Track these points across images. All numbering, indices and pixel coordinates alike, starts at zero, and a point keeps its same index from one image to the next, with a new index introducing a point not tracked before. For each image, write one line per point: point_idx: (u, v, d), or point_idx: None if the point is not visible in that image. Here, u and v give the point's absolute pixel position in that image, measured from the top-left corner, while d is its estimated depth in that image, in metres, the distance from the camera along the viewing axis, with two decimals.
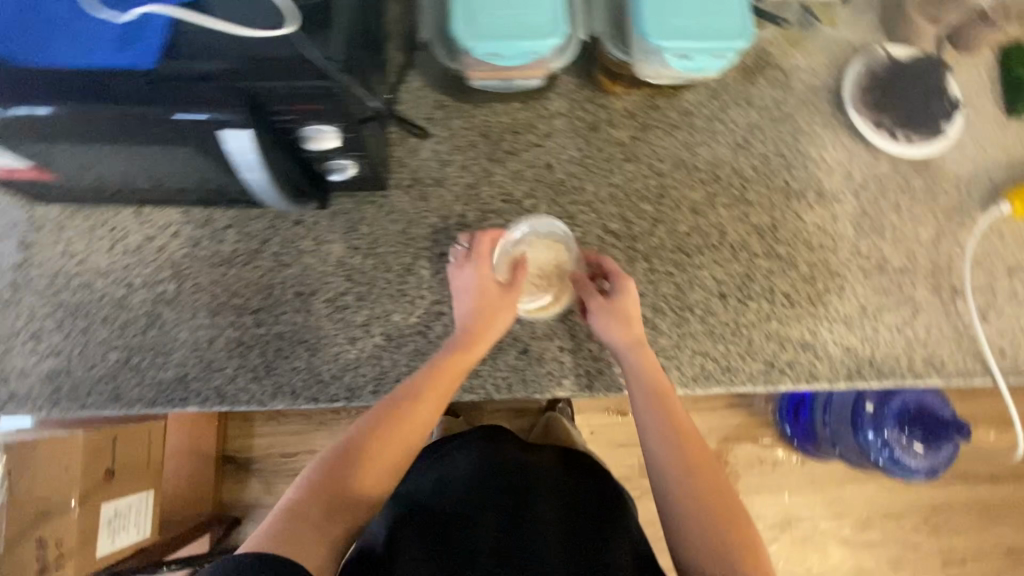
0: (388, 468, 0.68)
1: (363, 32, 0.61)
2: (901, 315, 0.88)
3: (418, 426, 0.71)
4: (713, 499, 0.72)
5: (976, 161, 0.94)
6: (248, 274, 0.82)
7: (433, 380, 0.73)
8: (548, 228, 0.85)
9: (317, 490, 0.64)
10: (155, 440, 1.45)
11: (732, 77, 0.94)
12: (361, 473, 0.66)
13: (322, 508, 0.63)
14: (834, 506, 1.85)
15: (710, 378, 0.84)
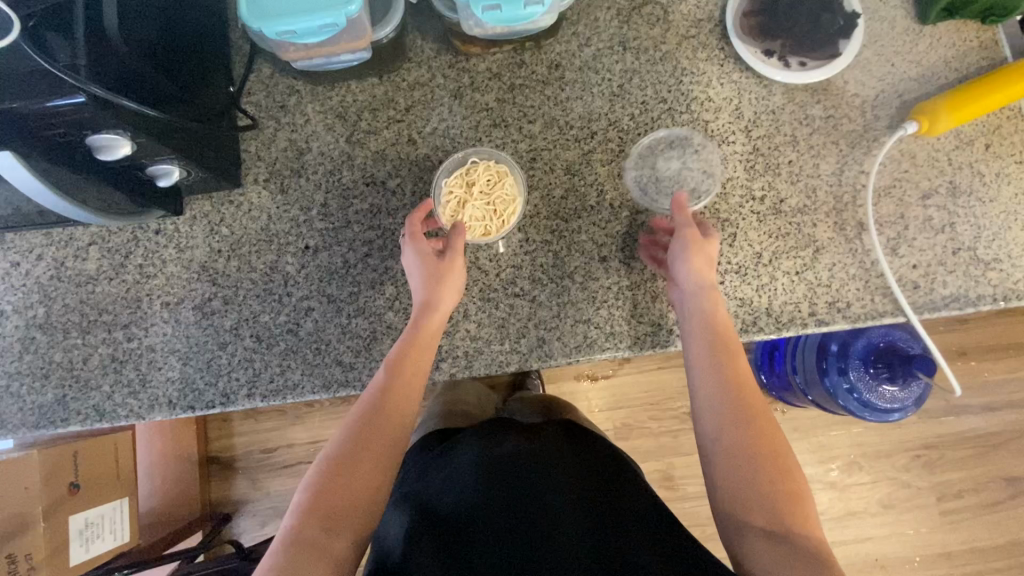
0: (379, 464, 0.64)
1: (130, 31, 0.57)
2: (801, 258, 0.81)
3: (398, 413, 0.67)
4: (775, 466, 0.60)
5: (880, 79, 0.86)
6: (115, 290, 0.81)
7: (405, 364, 0.70)
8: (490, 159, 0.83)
9: (313, 507, 0.60)
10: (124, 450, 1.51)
11: (604, 21, 0.87)
12: (351, 492, 0.62)
13: (318, 526, 0.59)
14: (818, 452, 1.80)
15: (595, 346, 0.80)
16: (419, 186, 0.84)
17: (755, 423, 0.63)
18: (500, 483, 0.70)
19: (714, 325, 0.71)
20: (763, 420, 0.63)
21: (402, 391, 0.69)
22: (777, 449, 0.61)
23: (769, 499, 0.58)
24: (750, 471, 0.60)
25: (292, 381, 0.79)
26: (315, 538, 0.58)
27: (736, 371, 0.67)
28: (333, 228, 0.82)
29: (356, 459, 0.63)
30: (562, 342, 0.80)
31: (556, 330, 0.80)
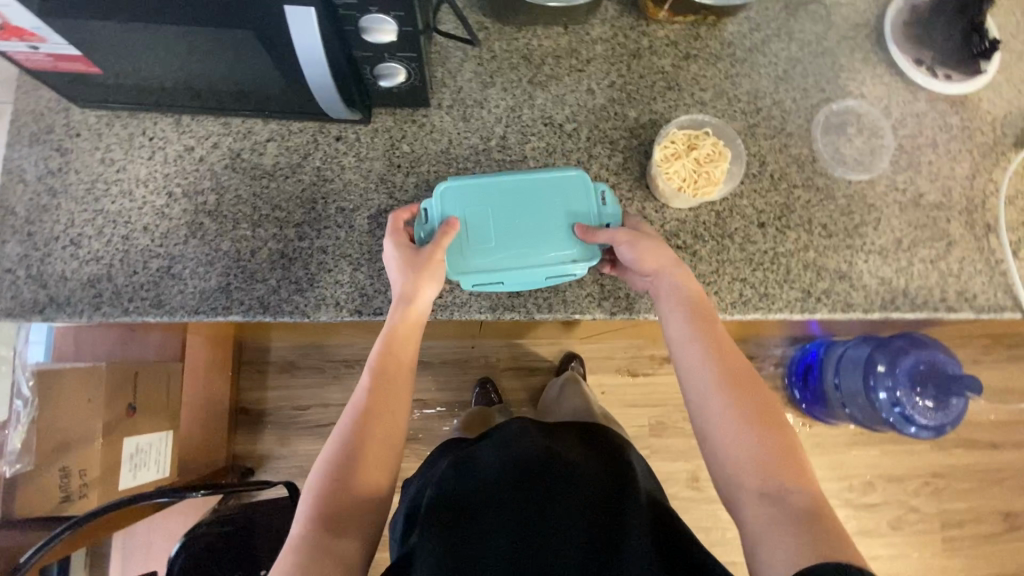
0: (381, 437, 0.66)
1: None
2: (935, 248, 0.88)
3: (391, 407, 0.68)
4: (777, 455, 0.59)
5: (1010, 102, 0.95)
6: (290, 189, 0.81)
7: (399, 331, 0.72)
8: (690, 123, 0.88)
9: (320, 504, 0.61)
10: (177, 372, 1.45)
11: (774, 10, 0.93)
12: (366, 456, 0.65)
13: (326, 529, 0.60)
14: (840, 473, 1.85)
15: (748, 304, 0.85)
16: (594, 133, 0.88)
17: (746, 396, 0.63)
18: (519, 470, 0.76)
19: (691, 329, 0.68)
20: (752, 399, 0.62)
21: (388, 394, 0.69)
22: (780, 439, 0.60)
23: (777, 473, 0.58)
24: (738, 449, 0.60)
25: (461, 299, 0.82)
26: (322, 542, 0.59)
27: (721, 359, 0.65)
28: (510, 160, 0.86)
29: (358, 423, 0.66)
30: (718, 296, 0.84)
31: (714, 286, 0.84)
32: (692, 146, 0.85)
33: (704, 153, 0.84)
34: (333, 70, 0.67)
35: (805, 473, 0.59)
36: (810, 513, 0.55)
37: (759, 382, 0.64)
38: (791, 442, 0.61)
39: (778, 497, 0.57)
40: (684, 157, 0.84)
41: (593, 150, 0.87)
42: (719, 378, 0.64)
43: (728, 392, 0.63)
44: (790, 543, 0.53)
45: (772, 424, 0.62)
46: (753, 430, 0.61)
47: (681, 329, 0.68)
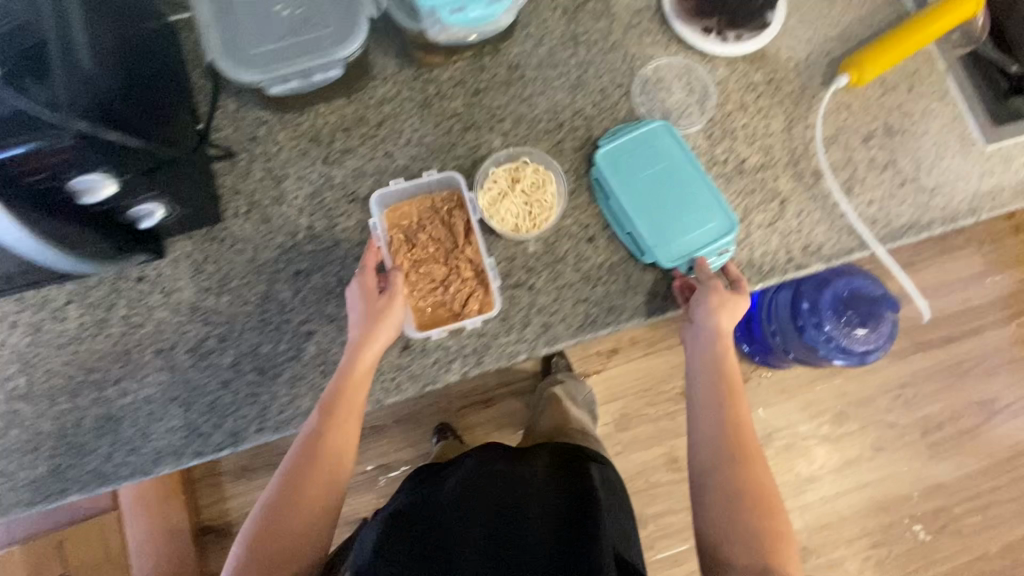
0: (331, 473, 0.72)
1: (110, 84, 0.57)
2: (770, 210, 0.87)
3: (337, 455, 0.73)
4: (744, 493, 0.71)
5: (809, 42, 0.93)
6: (101, 346, 0.78)
7: (360, 355, 0.73)
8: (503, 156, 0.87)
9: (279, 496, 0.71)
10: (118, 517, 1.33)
11: (554, 19, 0.91)
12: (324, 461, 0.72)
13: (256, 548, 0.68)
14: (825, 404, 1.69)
15: (596, 323, 0.83)
16: (402, 196, 0.85)
17: (741, 466, 0.73)
18: (484, 503, 0.72)
19: (715, 409, 0.77)
20: (753, 461, 0.73)
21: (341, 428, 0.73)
22: (758, 479, 0.72)
23: (751, 518, 0.70)
24: (724, 503, 0.71)
25: (304, 407, 0.77)
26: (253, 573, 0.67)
27: (734, 438, 0.75)
28: (322, 248, 0.82)
29: (317, 458, 0.72)
30: (565, 324, 0.82)
31: (558, 314, 0.82)
32: (514, 179, 0.85)
33: (527, 179, 0.85)
34: (72, 243, 0.61)
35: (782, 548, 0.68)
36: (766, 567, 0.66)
37: (761, 469, 0.73)
38: (771, 491, 0.72)
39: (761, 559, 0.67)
40: (510, 191, 0.84)
41: (405, 213, 0.84)
42: (719, 419, 0.76)
43: (726, 456, 0.74)
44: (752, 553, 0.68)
45: (757, 497, 0.71)
46: (739, 489, 0.72)
47: (696, 377, 0.79)
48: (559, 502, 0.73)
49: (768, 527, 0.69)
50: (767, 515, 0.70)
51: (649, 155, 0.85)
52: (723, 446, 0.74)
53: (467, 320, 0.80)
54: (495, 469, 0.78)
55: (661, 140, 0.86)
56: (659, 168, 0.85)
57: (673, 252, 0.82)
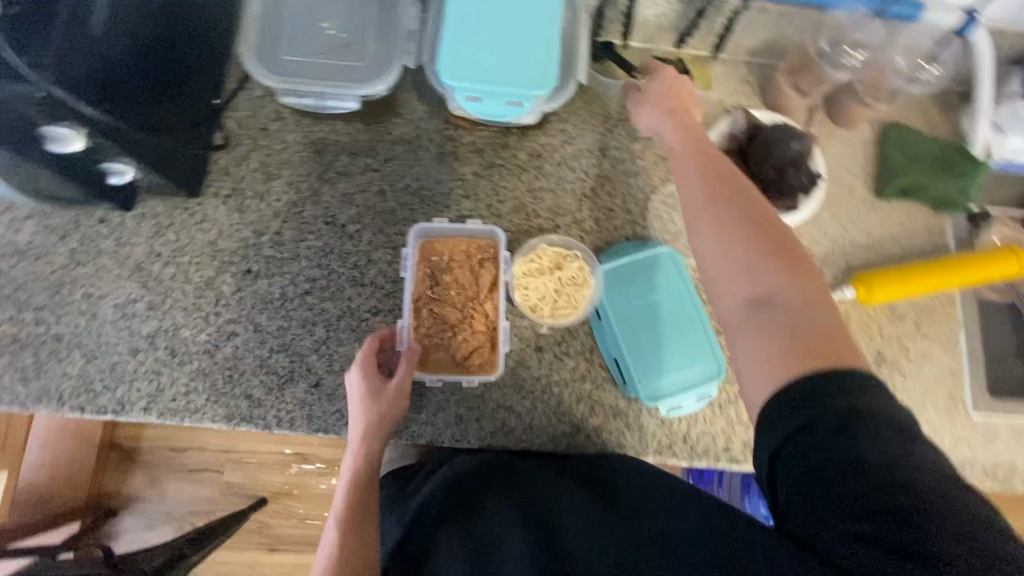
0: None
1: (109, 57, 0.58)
2: (727, 391, 0.83)
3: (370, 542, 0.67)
4: (796, 316, 0.54)
5: (833, 240, 0.90)
6: (40, 269, 0.78)
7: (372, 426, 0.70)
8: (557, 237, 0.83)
9: None
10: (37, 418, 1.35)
11: (593, 124, 0.90)
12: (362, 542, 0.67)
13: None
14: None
15: (509, 434, 0.79)
16: (377, 237, 0.84)
17: (790, 284, 0.55)
18: (456, 498, 0.68)
19: (720, 232, 0.59)
20: (774, 270, 0.56)
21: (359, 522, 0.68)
22: (788, 273, 0.56)
23: (817, 391, 0.49)
24: (771, 383, 0.52)
25: (195, 404, 0.76)
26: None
27: (773, 244, 0.57)
28: (280, 257, 0.81)
29: (338, 570, 0.64)
30: (478, 423, 0.79)
31: (476, 411, 0.79)
32: (557, 265, 0.80)
33: (569, 274, 0.79)
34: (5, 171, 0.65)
35: (842, 340, 0.52)
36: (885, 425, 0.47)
37: (810, 273, 0.56)
38: (816, 295, 0.55)
39: (832, 383, 0.49)
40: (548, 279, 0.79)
41: (372, 255, 0.83)
42: (749, 253, 0.57)
43: (772, 319, 0.54)
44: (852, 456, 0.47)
45: (821, 343, 0.52)
46: (806, 353, 0.51)
47: (730, 306, 0.57)
48: (525, 515, 0.61)
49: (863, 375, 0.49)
50: (832, 355, 0.51)
51: (650, 277, 0.82)
52: (745, 269, 0.57)
53: (464, 377, 0.78)
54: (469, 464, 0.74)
55: (666, 263, 0.83)
56: (660, 297, 0.82)
57: (656, 389, 0.79)
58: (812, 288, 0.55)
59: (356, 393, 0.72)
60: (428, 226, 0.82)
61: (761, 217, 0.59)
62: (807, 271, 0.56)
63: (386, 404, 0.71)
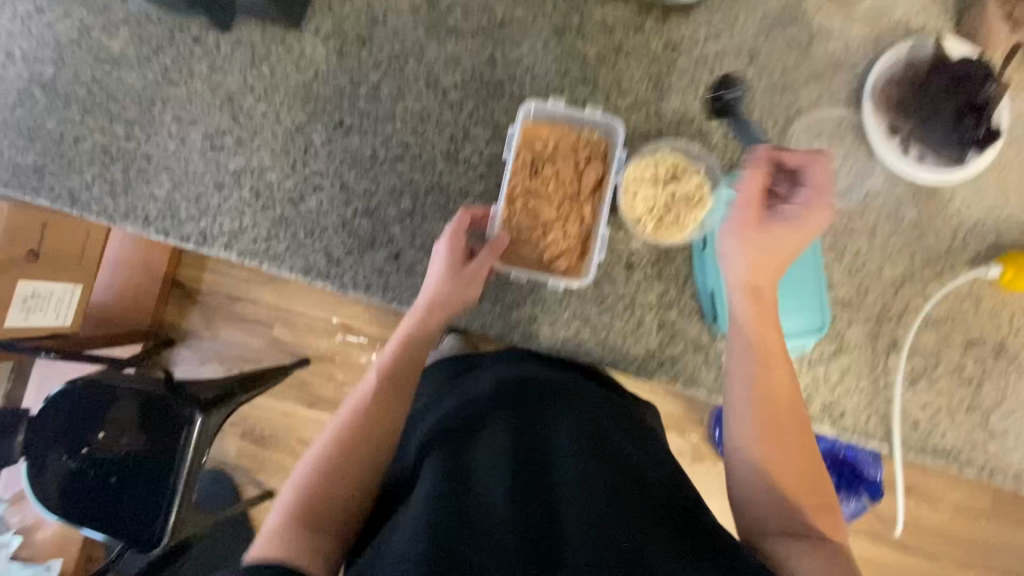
0: (378, 436, 0.59)
1: None
2: (821, 350, 0.76)
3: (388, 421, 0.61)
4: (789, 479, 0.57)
5: (990, 209, 0.78)
6: (131, 81, 0.74)
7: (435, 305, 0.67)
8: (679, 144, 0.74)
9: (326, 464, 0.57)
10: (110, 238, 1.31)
11: (746, 21, 0.76)
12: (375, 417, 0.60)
13: (307, 518, 0.54)
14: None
15: (580, 346, 0.76)
16: (479, 110, 0.76)
17: (785, 453, 0.59)
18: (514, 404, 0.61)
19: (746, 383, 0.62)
20: (777, 453, 0.58)
21: (396, 384, 0.63)
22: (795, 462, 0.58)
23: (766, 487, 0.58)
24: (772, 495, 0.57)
25: (274, 252, 0.74)
26: (302, 532, 0.53)
27: (770, 397, 0.61)
28: (374, 114, 0.75)
29: (347, 437, 0.58)
30: (551, 328, 0.76)
31: (551, 315, 0.76)
32: (673, 176, 0.71)
33: (684, 187, 0.71)
34: None
35: (835, 519, 0.57)
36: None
37: (803, 429, 0.60)
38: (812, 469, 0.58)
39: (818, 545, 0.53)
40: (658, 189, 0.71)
41: (471, 129, 0.75)
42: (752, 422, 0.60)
43: (780, 464, 0.58)
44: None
45: (817, 485, 0.58)
46: (807, 513, 0.56)
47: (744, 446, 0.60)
48: (586, 446, 0.55)
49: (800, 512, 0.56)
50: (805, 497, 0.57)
51: None
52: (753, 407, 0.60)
53: (548, 278, 0.72)
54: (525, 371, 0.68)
55: None
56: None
57: None
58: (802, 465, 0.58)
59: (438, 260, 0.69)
60: (541, 106, 0.72)
61: (783, 365, 0.62)
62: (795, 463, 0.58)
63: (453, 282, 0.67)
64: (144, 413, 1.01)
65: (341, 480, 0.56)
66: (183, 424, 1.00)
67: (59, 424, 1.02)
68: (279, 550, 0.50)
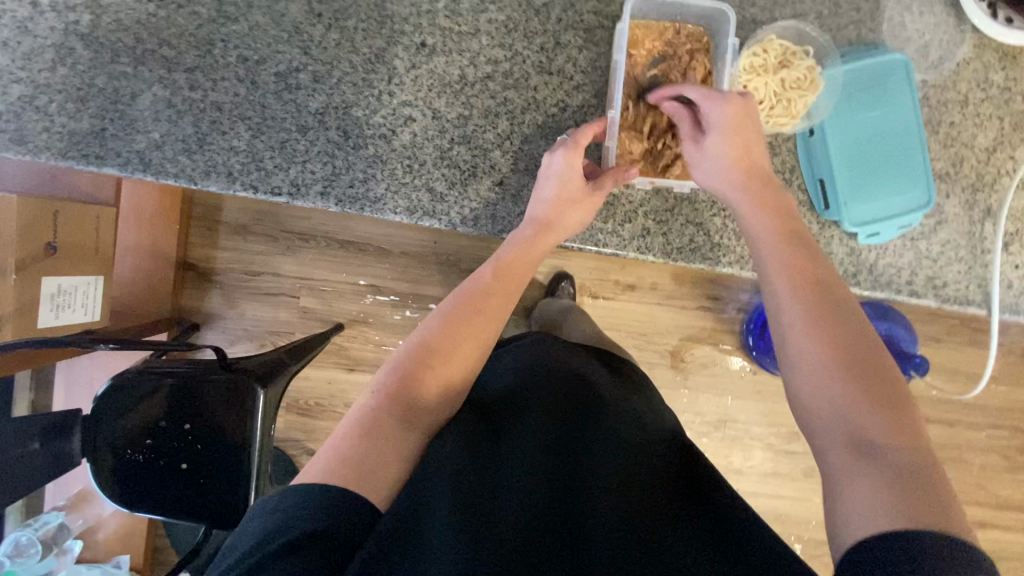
0: (470, 358, 0.57)
1: None
2: (922, 225, 0.78)
3: (479, 334, 0.59)
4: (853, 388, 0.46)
5: None
6: (183, 21, 0.66)
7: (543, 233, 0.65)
8: (783, 29, 0.71)
9: (410, 366, 0.55)
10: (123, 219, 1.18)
11: None
12: (466, 326, 0.58)
13: (398, 416, 0.51)
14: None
15: (695, 253, 0.75)
16: (567, 15, 0.71)
17: (837, 341, 0.49)
18: (553, 394, 0.59)
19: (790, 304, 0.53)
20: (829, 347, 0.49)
21: (497, 298, 0.61)
22: (846, 355, 0.48)
23: (844, 400, 0.46)
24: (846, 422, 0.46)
25: (374, 194, 0.70)
26: (393, 432, 0.50)
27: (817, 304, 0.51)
28: (458, 31, 0.70)
29: (437, 343, 0.56)
30: (666, 238, 0.74)
31: (664, 226, 0.74)
32: (784, 64, 0.69)
33: (797, 74, 0.68)
34: None
35: (909, 425, 0.44)
36: (914, 476, 0.41)
37: (855, 322, 0.50)
38: (880, 376, 0.47)
39: (867, 450, 0.44)
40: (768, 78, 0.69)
41: (561, 37, 0.71)
42: (808, 324, 0.51)
43: (815, 365, 0.49)
44: (874, 510, 0.40)
45: (874, 373, 0.47)
46: (865, 411, 0.45)
47: (792, 330, 0.51)
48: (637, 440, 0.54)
49: (888, 430, 0.44)
50: (886, 423, 0.44)
51: (876, 94, 0.73)
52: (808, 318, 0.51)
53: (669, 183, 0.70)
54: (565, 361, 0.65)
55: (896, 76, 0.73)
56: (880, 115, 0.73)
57: (860, 215, 0.74)
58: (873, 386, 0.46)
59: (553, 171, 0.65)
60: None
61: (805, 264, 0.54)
62: (866, 361, 0.48)
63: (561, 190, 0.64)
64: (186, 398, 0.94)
65: (424, 393, 0.54)
66: (242, 398, 0.93)
67: (103, 422, 0.93)
68: (354, 454, 0.47)
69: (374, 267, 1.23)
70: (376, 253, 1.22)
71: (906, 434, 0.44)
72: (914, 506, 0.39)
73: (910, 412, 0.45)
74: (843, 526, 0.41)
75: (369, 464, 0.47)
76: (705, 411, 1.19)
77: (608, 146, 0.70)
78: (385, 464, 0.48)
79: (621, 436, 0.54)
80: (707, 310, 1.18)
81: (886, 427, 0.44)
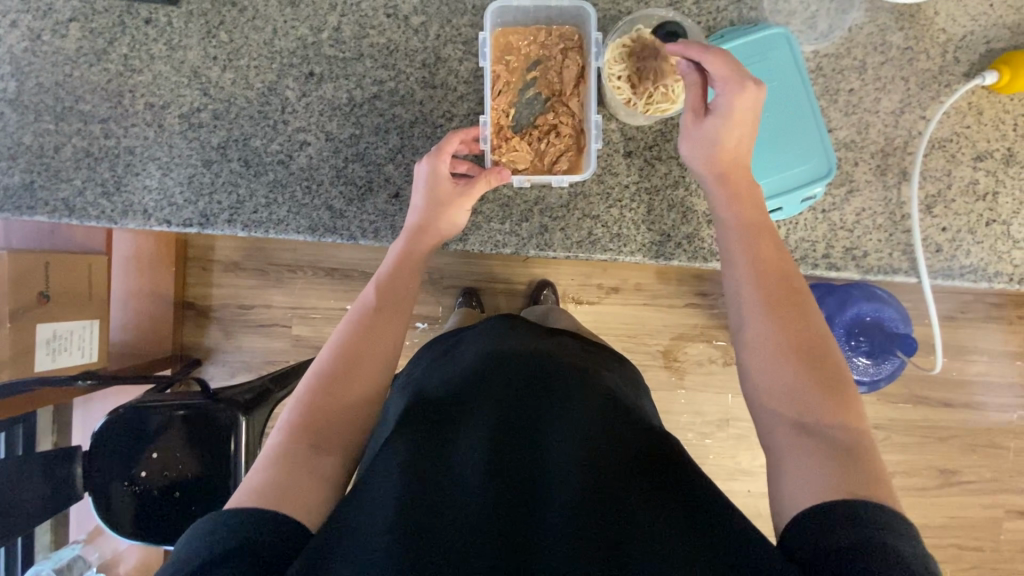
0: (371, 380, 0.56)
1: None
2: (832, 196, 0.76)
3: (378, 356, 0.58)
4: (815, 373, 0.48)
5: (976, 18, 0.76)
6: (95, 78, 0.73)
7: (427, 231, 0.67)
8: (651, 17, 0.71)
9: (312, 398, 0.54)
10: (116, 267, 1.23)
11: None
12: (368, 347, 0.58)
13: (308, 440, 0.52)
14: (888, 453, 1.15)
15: (596, 245, 0.76)
16: (445, 31, 0.74)
17: (797, 330, 0.50)
18: (500, 371, 0.60)
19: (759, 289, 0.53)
20: (795, 333, 0.50)
21: (393, 316, 0.61)
22: (815, 341, 0.50)
23: (802, 384, 0.48)
24: (800, 410, 0.47)
25: (277, 216, 0.74)
26: (304, 455, 0.51)
27: (783, 290, 0.53)
28: (343, 57, 0.74)
29: (335, 369, 0.56)
30: (564, 234, 0.76)
31: (561, 222, 0.76)
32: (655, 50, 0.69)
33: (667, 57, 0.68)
34: None
35: (856, 411, 0.47)
36: (852, 454, 0.44)
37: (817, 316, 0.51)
38: (836, 363, 0.49)
39: (814, 432, 0.46)
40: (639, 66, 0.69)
41: (441, 51, 0.74)
42: (773, 313, 0.51)
43: (777, 350, 0.50)
44: (818, 488, 0.42)
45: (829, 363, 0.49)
46: (818, 393, 0.47)
47: (758, 327, 0.51)
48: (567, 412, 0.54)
49: (843, 414, 0.46)
50: (838, 410, 0.46)
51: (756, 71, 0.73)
52: (772, 303, 0.52)
53: (553, 179, 0.71)
54: (515, 344, 0.66)
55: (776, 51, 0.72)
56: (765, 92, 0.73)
57: None
58: (830, 373, 0.48)
59: (421, 179, 0.68)
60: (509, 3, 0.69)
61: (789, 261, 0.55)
62: (826, 348, 0.49)
63: (433, 203, 0.67)
64: (189, 427, 0.95)
65: (333, 418, 0.54)
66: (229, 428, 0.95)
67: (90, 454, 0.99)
68: (272, 484, 0.48)
69: (341, 291, 1.25)
70: (359, 277, 1.24)
71: (852, 420, 0.46)
72: (852, 480, 0.42)
73: (854, 396, 0.48)
74: (787, 500, 0.43)
75: (292, 488, 0.48)
76: (682, 408, 1.17)
77: (484, 150, 0.71)
78: (301, 490, 0.48)
79: (559, 416, 0.54)
80: (694, 307, 1.16)
81: (845, 421, 0.46)
